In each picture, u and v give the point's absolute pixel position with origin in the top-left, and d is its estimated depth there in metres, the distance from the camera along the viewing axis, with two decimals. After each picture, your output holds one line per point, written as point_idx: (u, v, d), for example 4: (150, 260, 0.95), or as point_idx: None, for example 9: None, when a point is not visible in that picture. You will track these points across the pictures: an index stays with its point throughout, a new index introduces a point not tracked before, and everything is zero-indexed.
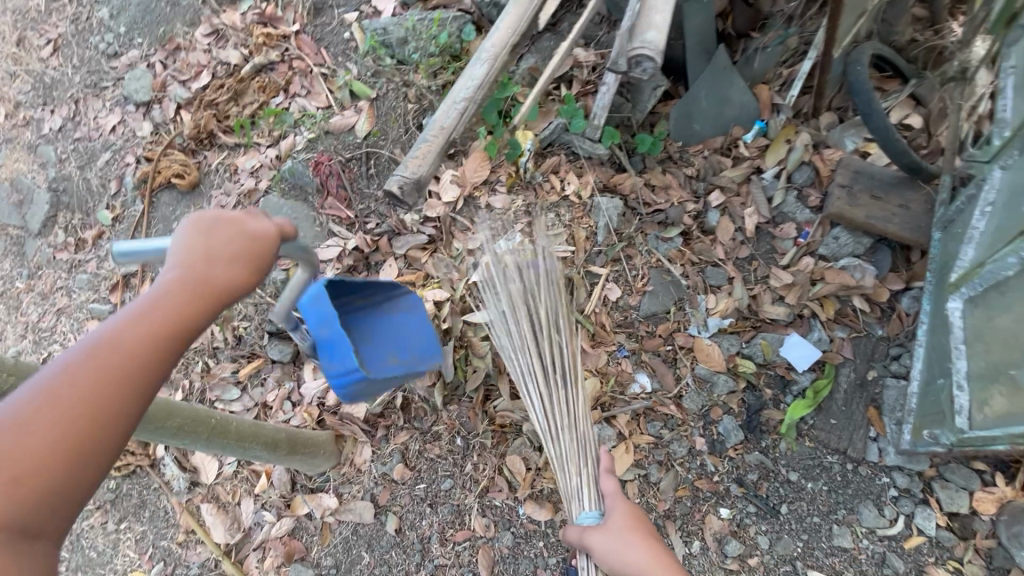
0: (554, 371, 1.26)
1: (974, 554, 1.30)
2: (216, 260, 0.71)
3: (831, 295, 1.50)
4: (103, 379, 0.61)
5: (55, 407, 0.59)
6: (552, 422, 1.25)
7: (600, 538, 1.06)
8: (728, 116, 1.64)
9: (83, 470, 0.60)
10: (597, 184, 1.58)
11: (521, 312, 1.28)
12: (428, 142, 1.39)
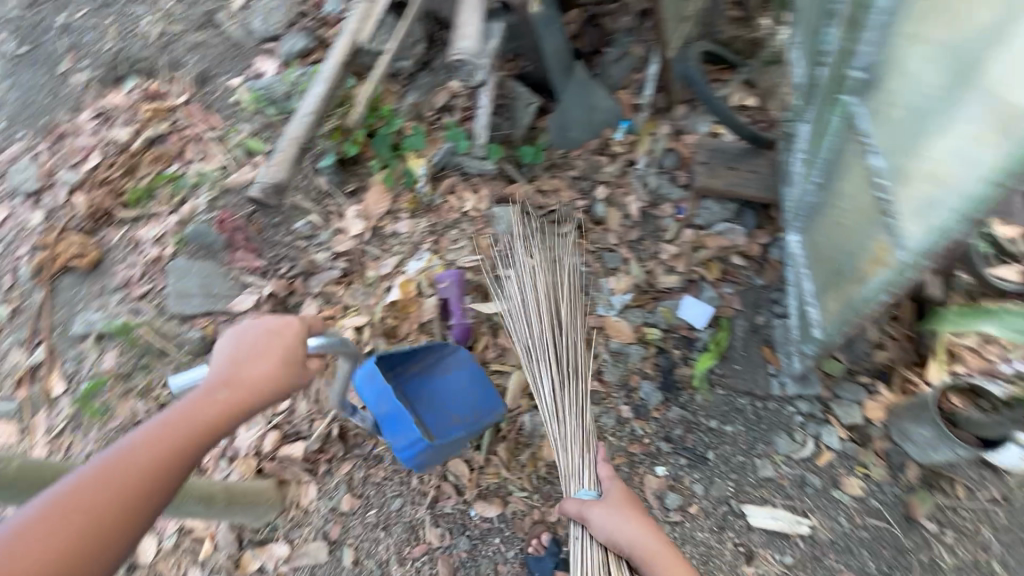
0: (568, 366, 1.38)
1: (877, 457, 1.46)
2: (254, 356, 0.94)
3: (713, 258, 1.69)
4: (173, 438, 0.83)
5: (137, 457, 0.80)
6: (558, 411, 1.35)
7: (607, 511, 1.15)
8: (597, 120, 1.84)
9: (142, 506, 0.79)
10: (492, 197, 1.72)
11: (542, 308, 1.42)
12: (281, 151, 1.41)
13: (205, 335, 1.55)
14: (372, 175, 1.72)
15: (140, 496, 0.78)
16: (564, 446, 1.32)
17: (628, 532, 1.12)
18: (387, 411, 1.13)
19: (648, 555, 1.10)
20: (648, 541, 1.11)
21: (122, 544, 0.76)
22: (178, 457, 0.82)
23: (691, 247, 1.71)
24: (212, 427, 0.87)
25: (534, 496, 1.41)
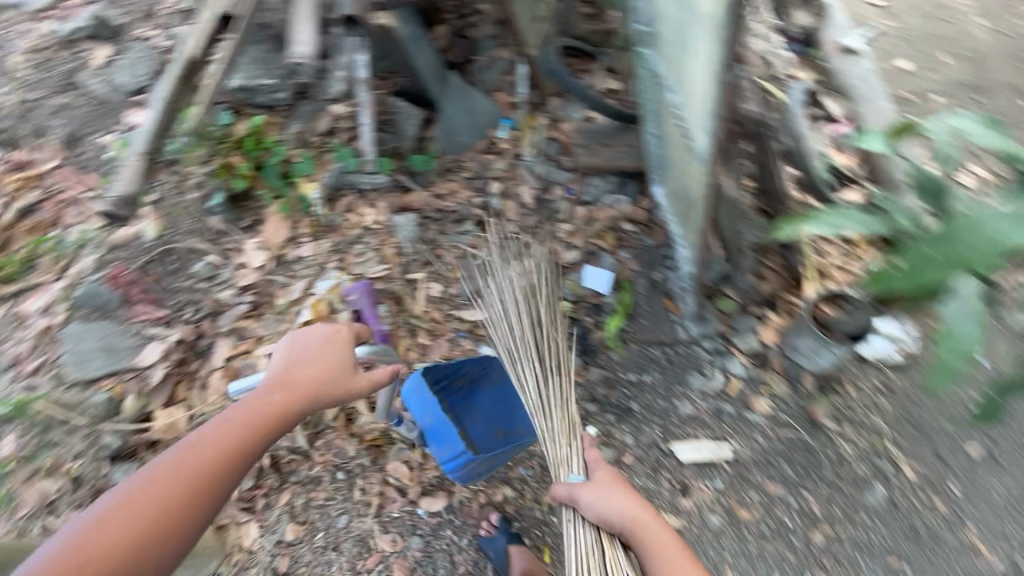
0: (550, 363, 1.40)
1: (779, 375, 1.60)
2: (307, 360, 1.09)
3: (606, 228, 1.81)
4: (237, 434, 0.98)
5: (207, 453, 0.95)
6: (544, 407, 1.35)
7: (591, 487, 1.15)
8: (479, 122, 1.95)
9: (213, 494, 0.94)
10: (391, 208, 1.78)
11: (523, 307, 1.45)
12: (129, 164, 1.48)
13: (112, 396, 1.49)
14: (267, 206, 1.73)
15: (204, 490, 0.93)
16: (552, 439, 1.31)
17: (613, 505, 1.12)
18: (429, 422, 1.35)
19: (634, 525, 1.08)
20: (633, 512, 1.10)
21: (197, 516, 0.92)
22: (236, 456, 0.97)
23: (586, 222, 1.83)
24: (272, 425, 1.02)
25: (477, 481, 1.46)
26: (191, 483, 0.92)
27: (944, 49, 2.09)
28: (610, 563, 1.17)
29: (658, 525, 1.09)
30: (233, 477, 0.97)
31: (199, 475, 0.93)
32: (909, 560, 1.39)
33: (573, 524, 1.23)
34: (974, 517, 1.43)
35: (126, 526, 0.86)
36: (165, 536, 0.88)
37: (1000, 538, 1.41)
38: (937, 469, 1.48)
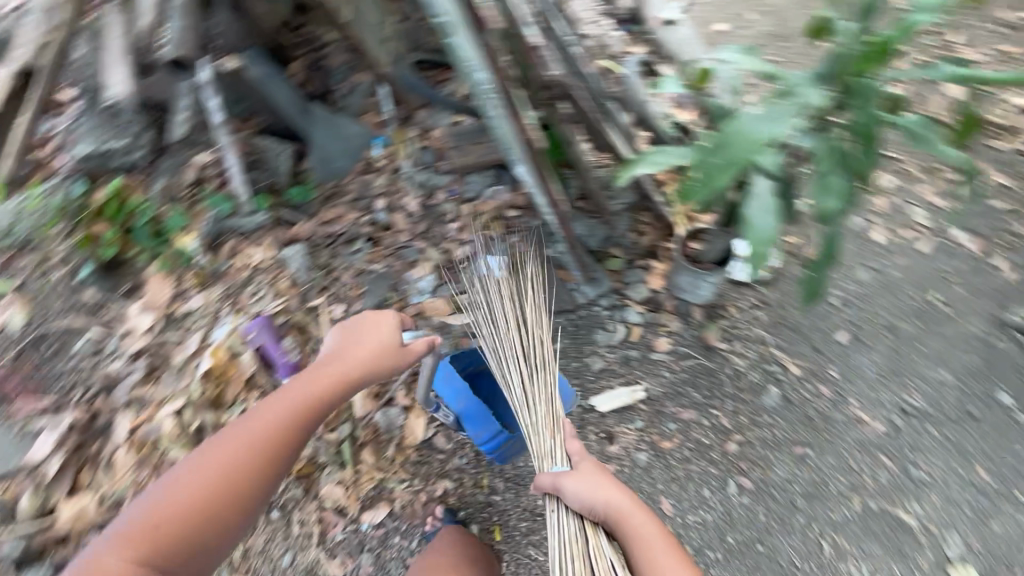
0: (536, 360, 1.46)
1: (672, 314, 1.76)
2: (355, 341, 1.27)
3: (493, 218, 1.91)
4: (299, 402, 1.14)
5: (272, 417, 1.11)
6: (530, 403, 1.42)
7: (576, 478, 1.24)
8: (353, 145, 1.97)
9: (275, 453, 1.09)
10: (277, 243, 1.78)
11: (508, 307, 1.50)
12: None
13: (9, 499, 1.41)
14: (145, 269, 1.69)
15: (262, 468, 1.07)
16: (536, 431, 1.40)
17: (598, 494, 1.21)
18: (466, 404, 1.38)
19: (622, 518, 1.18)
20: (618, 500, 1.20)
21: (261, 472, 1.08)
22: (286, 441, 1.11)
23: (473, 217, 1.92)
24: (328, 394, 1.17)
25: (414, 482, 1.49)
26: (257, 442, 1.08)
27: (751, 8, 2.33)
28: (591, 549, 1.25)
29: (639, 514, 1.18)
30: (283, 457, 1.11)
31: (262, 435, 1.09)
32: (812, 446, 1.57)
33: (556, 512, 1.31)
34: (855, 394, 1.64)
35: (200, 492, 1.02)
36: (232, 503, 1.04)
37: (879, 406, 1.62)
38: (817, 361, 1.68)
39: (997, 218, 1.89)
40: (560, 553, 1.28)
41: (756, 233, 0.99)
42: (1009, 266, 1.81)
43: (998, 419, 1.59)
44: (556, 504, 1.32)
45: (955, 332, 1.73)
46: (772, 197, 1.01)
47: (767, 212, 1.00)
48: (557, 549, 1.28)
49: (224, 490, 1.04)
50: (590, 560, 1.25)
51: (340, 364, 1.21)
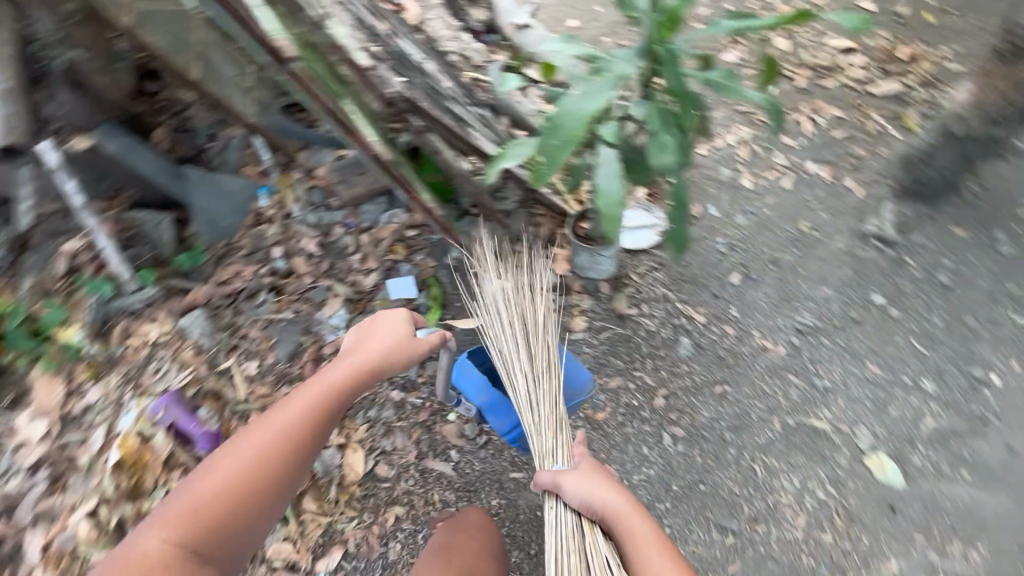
0: (540, 365, 1.46)
1: (582, 294, 1.84)
2: (373, 335, 1.30)
3: (395, 241, 1.94)
4: (321, 400, 1.17)
5: (296, 416, 1.13)
6: (534, 403, 1.43)
7: (578, 481, 1.24)
8: (236, 198, 1.90)
9: (300, 450, 1.12)
10: (173, 315, 1.73)
11: (514, 309, 1.52)
12: None
13: None
14: (29, 374, 1.60)
15: (291, 460, 1.11)
16: (538, 431, 1.41)
17: (597, 496, 1.20)
18: (488, 397, 1.46)
19: (619, 519, 1.17)
20: (616, 502, 1.19)
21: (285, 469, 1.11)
22: (314, 433, 1.15)
23: (374, 244, 1.94)
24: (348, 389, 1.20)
25: (364, 517, 1.52)
26: (280, 440, 1.10)
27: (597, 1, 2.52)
28: (587, 547, 1.27)
29: (635, 518, 1.16)
30: (311, 447, 1.15)
31: (287, 433, 1.11)
32: (729, 382, 1.70)
33: (555, 509, 1.32)
34: (756, 326, 1.79)
35: (235, 479, 1.05)
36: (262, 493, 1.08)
37: (778, 331, 1.78)
38: (717, 306, 1.83)
39: (839, 146, 2.16)
40: (558, 551, 1.29)
41: (603, 194, 1.09)
42: (857, 185, 2.06)
43: (877, 318, 1.79)
44: (555, 501, 1.32)
45: (825, 253, 1.94)
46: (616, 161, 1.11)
47: (613, 174, 1.09)
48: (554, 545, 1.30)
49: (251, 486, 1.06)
50: (585, 556, 1.27)
51: (361, 357, 1.24)
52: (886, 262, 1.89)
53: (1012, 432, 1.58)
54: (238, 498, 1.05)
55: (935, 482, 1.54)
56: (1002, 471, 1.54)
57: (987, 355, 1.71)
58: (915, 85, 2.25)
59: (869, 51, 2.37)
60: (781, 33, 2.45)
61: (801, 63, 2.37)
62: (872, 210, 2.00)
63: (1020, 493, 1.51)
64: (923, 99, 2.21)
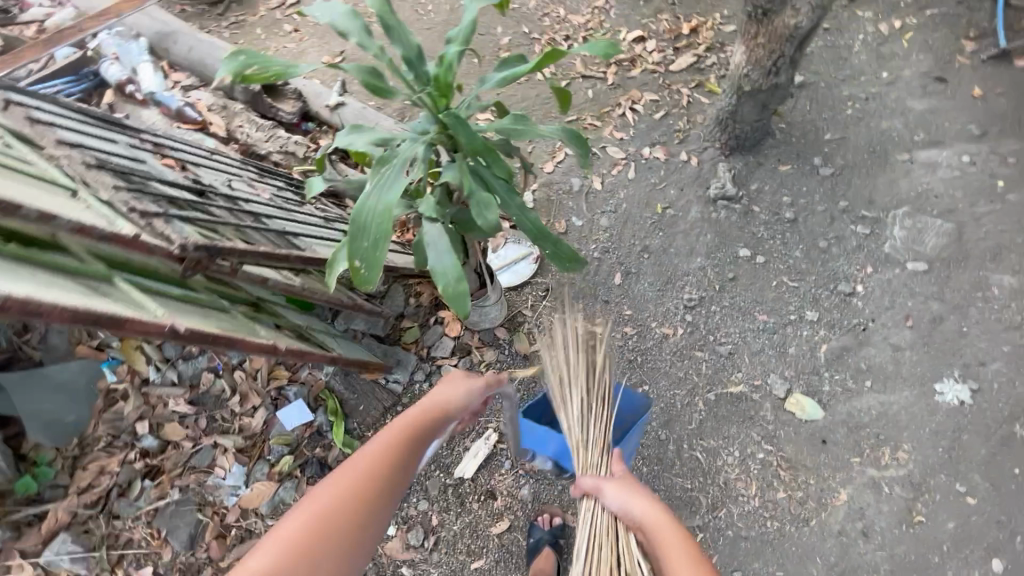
0: (598, 396, 1.39)
1: (482, 349, 1.80)
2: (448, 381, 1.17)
3: (274, 365, 1.77)
4: (391, 445, 1.02)
5: (368, 460, 0.99)
6: (583, 422, 1.35)
7: (617, 485, 1.15)
8: (79, 387, 1.66)
9: (373, 500, 0.96)
10: (32, 553, 1.50)
11: (578, 338, 1.44)
12: None
13: None
14: None
15: (378, 495, 0.97)
16: (584, 447, 1.33)
17: (633, 502, 1.08)
18: (558, 444, 1.39)
19: (649, 523, 1.04)
20: (644, 508, 1.06)
21: (359, 524, 0.93)
22: (396, 473, 1.01)
23: (252, 378, 1.76)
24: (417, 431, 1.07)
25: None
26: (352, 488, 0.95)
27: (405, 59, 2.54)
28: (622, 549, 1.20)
29: (656, 523, 1.02)
30: (388, 495, 0.99)
31: (357, 479, 0.96)
32: (646, 381, 1.72)
33: (589, 509, 1.26)
34: (652, 317, 1.84)
35: (318, 517, 0.91)
36: (360, 528, 0.93)
37: (671, 314, 1.84)
38: (611, 311, 1.87)
39: (663, 126, 2.32)
40: (590, 546, 1.23)
41: (440, 271, 1.05)
42: (690, 156, 2.21)
43: (749, 269, 1.91)
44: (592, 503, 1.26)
45: (686, 225, 2.04)
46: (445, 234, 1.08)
47: (444, 248, 1.07)
48: (586, 540, 1.24)
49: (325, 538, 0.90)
50: (620, 559, 1.20)
51: (446, 389, 1.15)
52: (737, 217, 2.03)
53: (891, 330, 1.71)
54: (333, 531, 0.90)
55: (848, 402, 1.63)
56: (897, 368, 1.65)
57: (847, 269, 1.86)
58: (704, 54, 2.51)
59: (658, 35, 2.59)
60: (580, 42, 2.63)
61: (607, 63, 2.54)
62: (710, 174, 2.14)
63: (917, 383, 1.63)
64: (714, 63, 2.48)
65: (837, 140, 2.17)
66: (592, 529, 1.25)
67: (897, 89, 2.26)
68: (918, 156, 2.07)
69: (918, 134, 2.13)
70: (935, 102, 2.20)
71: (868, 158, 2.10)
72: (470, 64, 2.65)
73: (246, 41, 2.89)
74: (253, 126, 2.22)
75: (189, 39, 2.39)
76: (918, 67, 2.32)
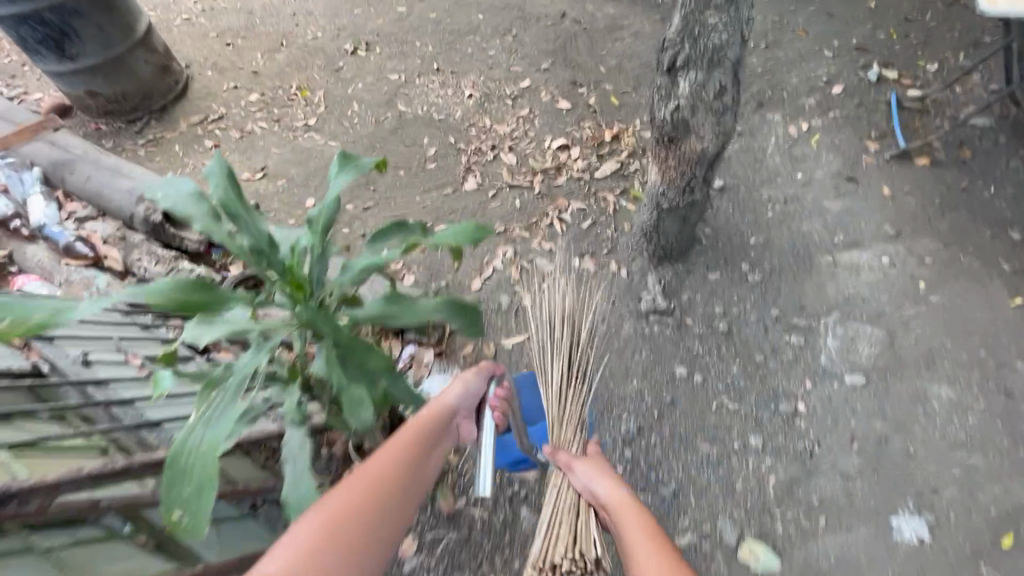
0: (578, 375, 1.62)
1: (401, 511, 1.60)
2: (451, 387, 1.37)
3: None
4: (404, 442, 1.20)
5: (387, 456, 1.15)
6: (561, 398, 1.57)
7: (589, 464, 1.35)
8: None
9: (394, 484, 1.11)
10: None
11: (566, 322, 1.69)
12: None
13: None
14: None
15: (396, 479, 1.12)
16: (560, 421, 1.52)
17: (599, 483, 1.32)
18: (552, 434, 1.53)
19: (613, 504, 1.25)
20: (617, 491, 1.28)
21: (384, 497, 1.07)
22: (412, 467, 1.17)
23: None
24: (423, 432, 1.24)
25: None
26: (376, 473, 1.10)
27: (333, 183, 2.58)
28: (579, 527, 1.37)
29: (622, 502, 1.24)
30: (405, 480, 1.14)
31: (380, 466, 1.12)
32: None
33: (558, 486, 1.44)
34: None
35: (352, 495, 1.04)
36: (382, 506, 1.06)
37: (610, 449, 1.69)
38: None
39: (591, 235, 2.29)
40: (552, 520, 1.40)
41: (296, 505, 1.05)
42: (619, 266, 2.16)
43: (687, 391, 1.80)
44: (560, 480, 1.45)
45: (620, 342, 1.94)
46: (305, 451, 1.06)
47: (303, 476, 1.04)
48: (550, 515, 1.41)
49: (356, 511, 1.01)
50: (575, 537, 1.36)
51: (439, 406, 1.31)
52: (671, 330, 1.95)
53: (839, 455, 1.61)
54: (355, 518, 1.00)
55: (805, 545, 1.49)
56: (850, 502, 1.54)
57: (785, 385, 1.78)
58: (627, 160, 2.55)
59: (581, 142, 2.64)
60: (506, 151, 2.65)
61: (533, 171, 2.55)
62: (640, 285, 2.08)
63: (873, 518, 1.51)
64: (637, 169, 2.51)
65: (762, 244, 2.17)
66: (555, 506, 1.42)
67: (812, 190, 2.32)
68: (840, 258, 2.07)
69: (837, 235, 2.15)
70: (849, 202, 2.25)
71: (793, 261, 2.10)
72: (396, 175, 2.62)
73: (164, 158, 2.79)
74: (154, 257, 2.06)
75: (88, 167, 2.21)
76: (829, 167, 2.40)
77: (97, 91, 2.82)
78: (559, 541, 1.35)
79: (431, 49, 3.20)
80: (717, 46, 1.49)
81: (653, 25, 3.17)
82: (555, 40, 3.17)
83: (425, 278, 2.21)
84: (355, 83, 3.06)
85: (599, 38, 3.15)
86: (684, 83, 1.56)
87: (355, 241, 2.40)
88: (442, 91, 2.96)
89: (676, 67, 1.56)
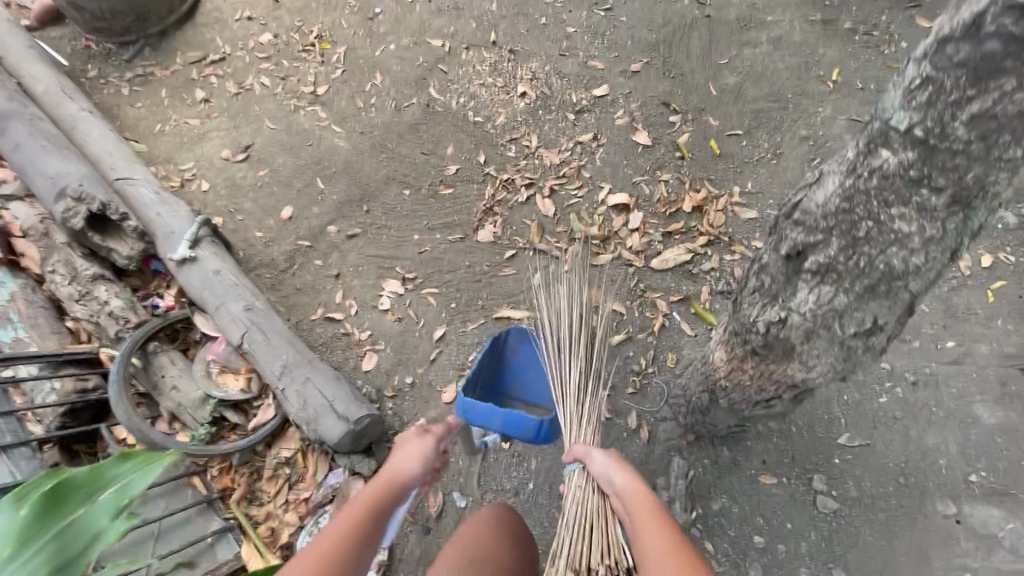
0: (592, 373, 1.45)
1: None
2: (411, 443, 1.15)
3: None
4: (371, 497, 1.02)
5: (356, 511, 0.98)
6: (579, 395, 1.40)
7: (607, 457, 1.15)
8: None
9: (359, 540, 0.94)
10: None
11: (580, 319, 1.50)
12: None
13: None
14: None
15: (361, 534, 0.95)
16: (574, 422, 1.36)
17: (619, 477, 1.11)
18: (533, 430, 1.34)
19: (628, 497, 1.06)
20: (635, 489, 1.07)
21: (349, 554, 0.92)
22: (373, 518, 0.99)
23: None
24: (387, 488, 1.05)
25: None
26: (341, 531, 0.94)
27: (319, 191, 2.05)
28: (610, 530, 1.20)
29: (643, 499, 1.04)
30: (371, 532, 0.97)
31: (347, 524, 0.96)
32: None
33: (580, 486, 1.26)
34: None
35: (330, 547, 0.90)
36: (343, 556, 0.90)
37: None
38: None
39: (617, 358, 1.68)
40: (580, 520, 1.23)
41: None
42: (640, 424, 1.58)
43: None
44: (583, 481, 1.26)
45: None
46: None
47: None
48: (575, 518, 1.23)
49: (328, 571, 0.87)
50: (607, 539, 1.19)
51: (402, 454, 1.13)
52: None
53: None
54: None
55: None
56: None
57: None
58: (701, 250, 1.82)
59: (649, 206, 1.91)
60: (544, 193, 1.97)
61: (570, 237, 1.89)
62: (659, 466, 1.52)
63: None
64: (712, 269, 1.79)
65: (856, 449, 1.49)
66: (580, 510, 1.24)
67: (964, 377, 1.55)
68: (969, 516, 1.39)
69: (977, 471, 1.44)
70: (1015, 417, 1.49)
71: (895, 497, 1.43)
72: (399, 195, 2.03)
73: (146, 104, 2.32)
74: (68, 269, 1.65)
75: (20, 133, 1.85)
76: (1001, 343, 1.58)
77: (81, 5, 2.32)
78: (589, 545, 1.18)
79: (494, 8, 2.40)
80: (891, 272, 0.77)
81: (806, 31, 2.21)
82: (661, 26, 2.28)
83: (389, 364, 1.73)
84: (386, 43, 2.37)
85: (722, 36, 2.24)
86: (804, 294, 0.87)
87: (324, 281, 1.89)
88: (489, 80, 2.24)
89: (802, 263, 0.86)
